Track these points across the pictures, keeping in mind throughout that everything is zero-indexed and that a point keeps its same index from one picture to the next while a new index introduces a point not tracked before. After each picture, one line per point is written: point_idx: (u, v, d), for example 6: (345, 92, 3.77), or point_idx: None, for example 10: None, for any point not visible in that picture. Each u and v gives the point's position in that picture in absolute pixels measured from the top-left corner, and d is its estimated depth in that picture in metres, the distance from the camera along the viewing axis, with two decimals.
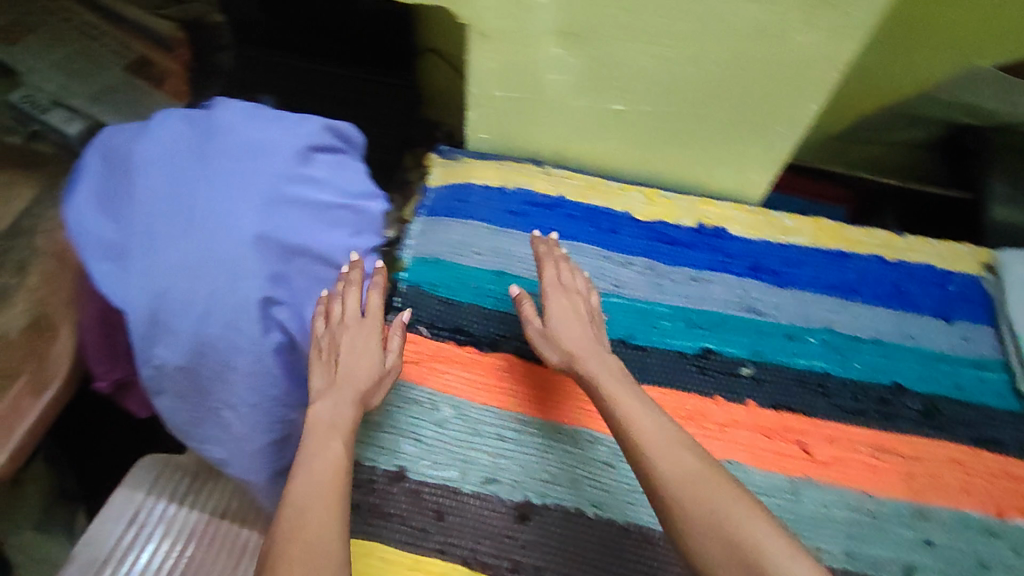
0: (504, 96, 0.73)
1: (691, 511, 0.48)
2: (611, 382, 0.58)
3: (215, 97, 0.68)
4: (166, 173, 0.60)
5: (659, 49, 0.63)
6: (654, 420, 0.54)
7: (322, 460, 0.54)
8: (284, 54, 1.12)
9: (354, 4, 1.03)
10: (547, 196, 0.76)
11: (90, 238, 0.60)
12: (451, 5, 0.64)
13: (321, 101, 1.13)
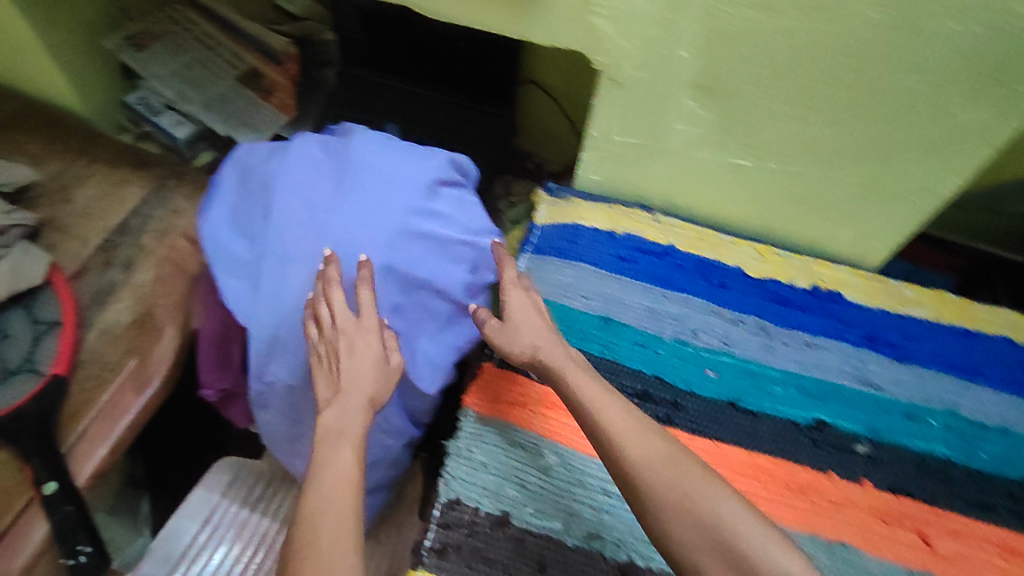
0: (624, 141, 0.73)
1: (660, 494, 0.51)
2: (601, 391, 0.57)
3: (350, 123, 0.70)
4: (299, 200, 0.62)
5: (800, 111, 0.63)
6: (667, 451, 0.53)
7: (328, 474, 0.50)
8: (388, 76, 1.11)
9: (462, 34, 1.01)
10: (657, 244, 0.75)
11: (225, 253, 0.63)
12: (588, 52, 0.64)
13: (423, 126, 1.10)
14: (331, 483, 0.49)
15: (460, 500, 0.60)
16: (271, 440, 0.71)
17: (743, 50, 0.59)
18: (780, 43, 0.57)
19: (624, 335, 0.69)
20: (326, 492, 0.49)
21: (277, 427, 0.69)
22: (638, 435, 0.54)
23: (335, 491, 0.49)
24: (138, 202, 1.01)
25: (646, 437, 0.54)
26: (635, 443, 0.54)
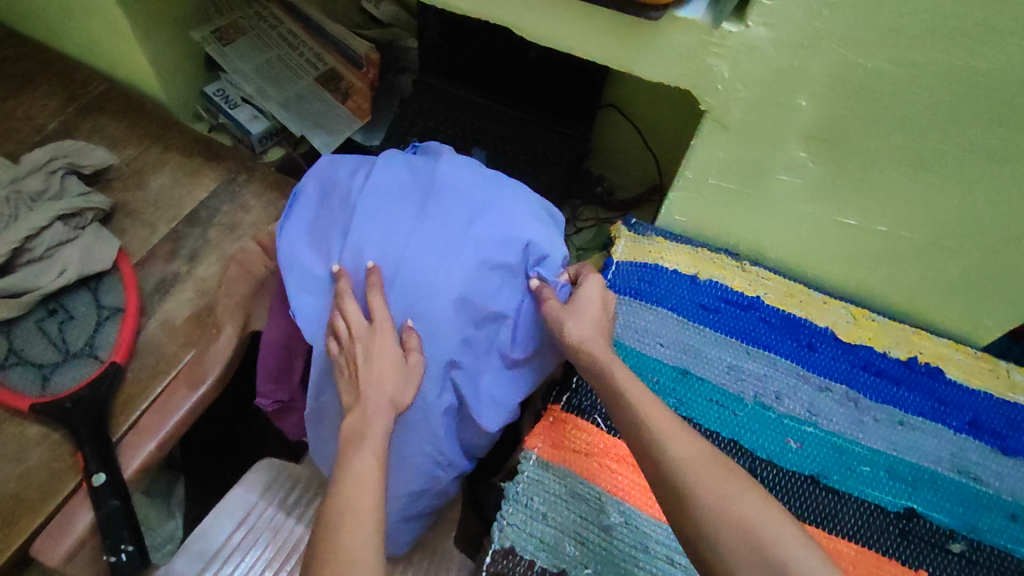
0: (718, 185, 0.69)
1: (702, 493, 0.47)
2: (631, 393, 0.54)
3: (436, 145, 0.68)
4: (376, 220, 0.60)
5: (925, 174, 0.58)
6: (704, 453, 0.50)
7: (350, 475, 0.49)
8: (465, 90, 1.09)
9: (543, 52, 0.98)
10: (743, 294, 0.71)
11: (297, 267, 0.62)
12: (696, 91, 0.61)
13: (500, 143, 1.07)
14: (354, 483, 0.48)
15: (514, 550, 0.56)
16: (319, 456, 0.69)
17: (870, 103, 0.56)
18: (916, 101, 0.54)
19: (701, 392, 0.65)
20: (350, 492, 0.48)
21: (326, 445, 0.66)
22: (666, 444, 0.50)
23: (358, 492, 0.48)
24: (208, 194, 1.01)
25: (674, 439, 0.50)
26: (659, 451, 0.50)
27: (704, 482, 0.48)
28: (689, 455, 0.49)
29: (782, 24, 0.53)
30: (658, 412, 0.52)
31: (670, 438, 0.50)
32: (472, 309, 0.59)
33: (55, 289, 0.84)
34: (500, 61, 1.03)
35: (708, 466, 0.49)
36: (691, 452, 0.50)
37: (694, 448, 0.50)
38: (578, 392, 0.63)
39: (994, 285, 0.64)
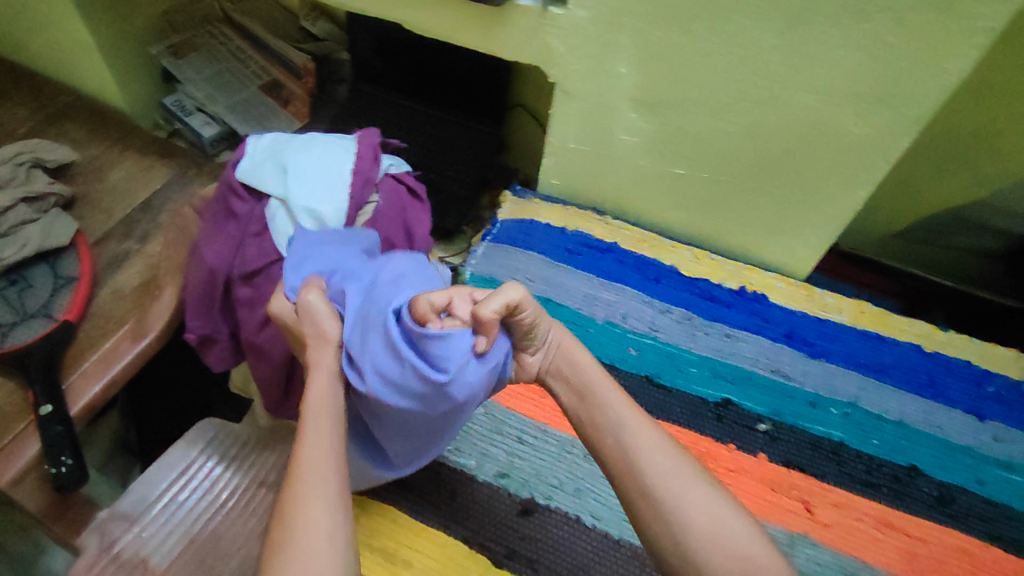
0: (576, 148, 0.83)
1: (680, 503, 0.47)
2: (614, 406, 0.52)
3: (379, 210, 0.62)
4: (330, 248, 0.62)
5: (722, 124, 0.72)
6: (677, 459, 0.49)
7: (304, 454, 0.47)
8: (395, 95, 1.23)
9: (459, 52, 1.13)
10: (602, 240, 0.84)
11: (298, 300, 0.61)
12: (543, 66, 0.76)
13: (422, 139, 1.20)
14: (305, 456, 0.46)
15: None
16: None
17: (670, 66, 0.70)
18: (697, 61, 0.68)
19: (560, 315, 0.77)
20: (302, 470, 0.45)
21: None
22: (643, 462, 0.49)
23: (313, 467, 0.46)
24: (162, 185, 1.15)
25: (645, 452, 0.49)
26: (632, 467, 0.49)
27: (682, 497, 0.47)
28: (664, 463, 0.49)
29: (593, 5, 0.68)
30: (640, 422, 0.51)
31: (651, 459, 0.49)
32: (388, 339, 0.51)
33: (15, 262, 0.94)
34: (422, 65, 1.18)
35: (680, 479, 0.48)
36: (666, 469, 0.48)
37: (674, 467, 0.48)
38: None
39: (798, 220, 0.77)
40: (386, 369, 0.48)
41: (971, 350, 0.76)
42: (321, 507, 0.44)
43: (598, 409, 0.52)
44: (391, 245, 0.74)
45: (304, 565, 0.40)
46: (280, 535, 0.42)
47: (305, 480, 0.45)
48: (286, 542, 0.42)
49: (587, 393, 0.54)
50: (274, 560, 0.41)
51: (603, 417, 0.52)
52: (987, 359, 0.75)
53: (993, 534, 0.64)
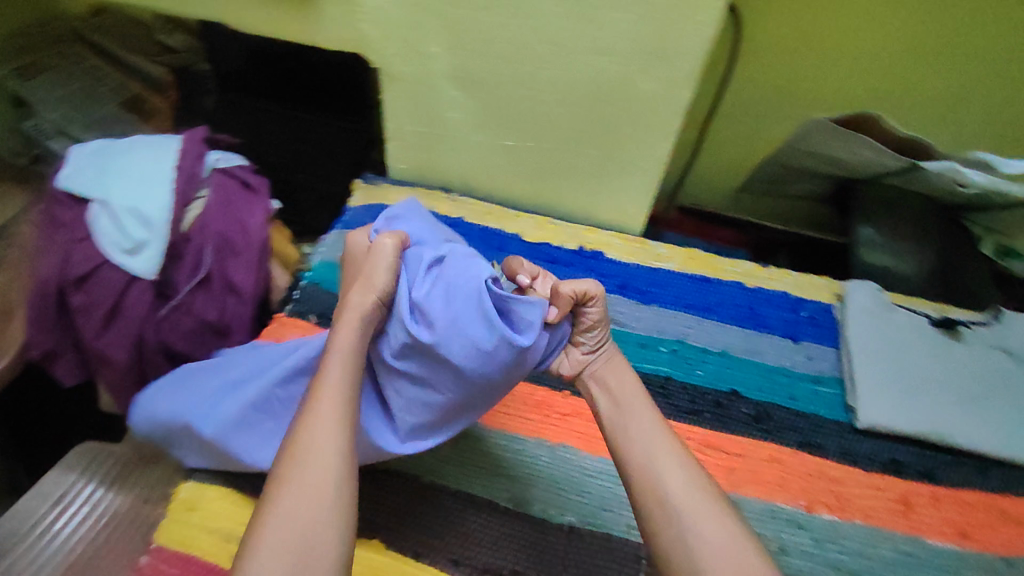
0: (413, 131, 0.86)
1: (692, 520, 0.50)
2: (644, 429, 0.56)
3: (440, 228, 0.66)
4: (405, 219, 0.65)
5: (532, 92, 0.76)
6: (701, 486, 0.52)
7: (320, 395, 0.49)
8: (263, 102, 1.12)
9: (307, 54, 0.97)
10: (448, 216, 0.87)
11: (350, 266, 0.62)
12: (364, 52, 0.79)
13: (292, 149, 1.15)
14: (324, 397, 0.49)
15: None
16: (155, 416, 0.64)
17: (475, 42, 0.73)
18: (497, 34, 0.72)
19: None
20: (321, 407, 0.49)
21: (197, 415, 0.61)
22: (671, 487, 0.52)
23: (325, 408, 0.49)
24: (15, 213, 1.10)
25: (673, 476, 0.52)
26: (658, 486, 0.52)
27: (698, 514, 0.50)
28: (686, 486, 0.52)
29: None
30: (673, 450, 0.54)
31: (674, 477, 0.52)
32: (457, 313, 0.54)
33: None
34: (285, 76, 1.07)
35: (703, 501, 0.51)
36: (691, 491, 0.51)
37: (696, 489, 0.51)
38: (300, 301, 0.78)
39: (620, 177, 0.82)
40: (470, 333, 0.52)
41: (815, 289, 0.82)
42: (332, 447, 0.47)
43: (637, 428, 0.56)
44: (225, 238, 0.75)
45: (309, 496, 0.44)
46: (291, 463, 0.46)
47: (317, 419, 0.48)
48: (295, 469, 0.45)
49: (627, 404, 0.58)
50: (283, 483, 0.45)
51: (636, 432, 0.56)
52: (812, 291, 0.82)
53: (816, 445, 0.69)
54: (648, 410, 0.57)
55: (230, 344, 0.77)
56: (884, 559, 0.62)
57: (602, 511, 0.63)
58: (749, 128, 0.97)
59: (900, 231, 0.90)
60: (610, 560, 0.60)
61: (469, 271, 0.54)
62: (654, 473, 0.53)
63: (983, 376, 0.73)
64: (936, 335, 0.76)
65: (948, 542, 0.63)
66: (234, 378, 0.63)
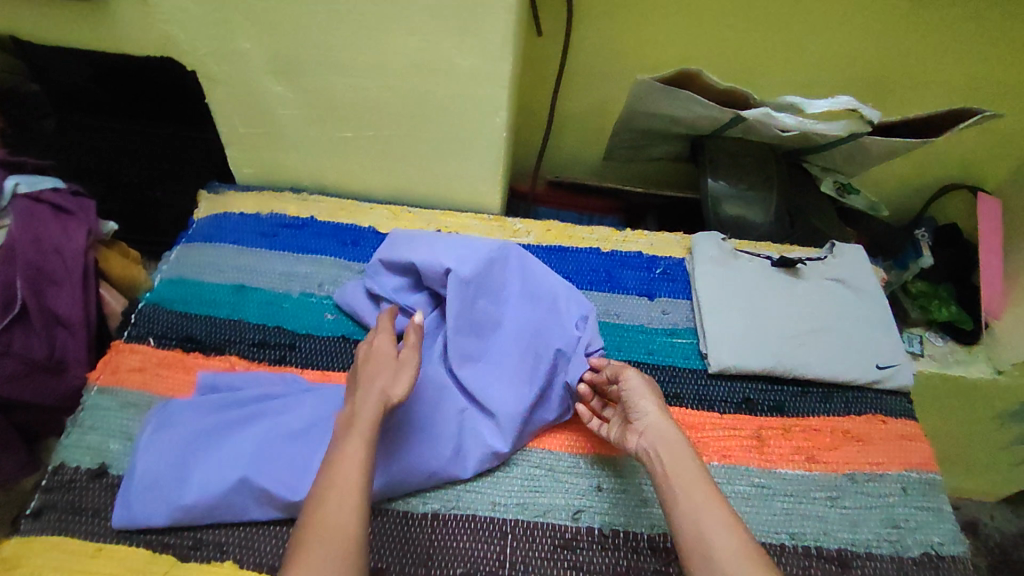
0: (248, 133, 0.82)
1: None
2: (688, 484, 0.54)
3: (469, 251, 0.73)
4: (401, 273, 0.74)
5: (358, 80, 0.74)
6: (739, 540, 0.49)
7: (339, 464, 0.52)
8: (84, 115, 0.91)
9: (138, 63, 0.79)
10: (297, 217, 0.84)
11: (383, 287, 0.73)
12: (174, 55, 0.74)
13: (136, 169, 0.98)
14: (352, 446, 0.53)
15: (63, 464, 0.63)
16: (183, 497, 0.58)
17: (286, 34, 0.70)
18: (305, 23, 0.69)
19: (255, 298, 0.76)
20: (342, 464, 0.52)
21: (261, 476, 0.59)
22: (714, 547, 0.49)
23: (350, 478, 0.50)
24: None
25: (715, 529, 0.50)
26: (700, 544, 0.50)
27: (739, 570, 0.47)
28: (733, 545, 0.49)
29: None
30: (710, 502, 0.52)
31: (719, 537, 0.50)
32: (512, 335, 0.70)
33: None
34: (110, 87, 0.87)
35: (746, 558, 0.48)
36: (733, 548, 0.49)
37: (738, 544, 0.49)
38: (137, 325, 0.73)
39: (465, 157, 0.81)
40: (552, 322, 0.71)
41: (669, 246, 0.84)
42: (355, 512, 0.49)
43: (673, 473, 0.55)
44: (38, 268, 0.69)
45: (335, 553, 0.46)
46: (317, 526, 0.48)
47: (337, 487, 0.50)
48: (320, 533, 0.47)
49: (676, 462, 0.56)
50: (312, 538, 0.47)
51: (681, 497, 0.53)
52: (666, 248, 0.84)
53: (673, 395, 0.71)
54: (692, 463, 0.55)
55: (67, 382, 0.72)
56: (739, 494, 0.64)
57: (465, 493, 0.63)
58: (601, 96, 0.98)
59: (748, 180, 0.93)
60: (476, 542, 0.60)
61: (545, 276, 0.74)
62: (697, 533, 0.50)
63: (822, 307, 0.77)
64: (779, 276, 0.80)
65: (798, 468, 0.66)
66: (230, 422, 0.63)
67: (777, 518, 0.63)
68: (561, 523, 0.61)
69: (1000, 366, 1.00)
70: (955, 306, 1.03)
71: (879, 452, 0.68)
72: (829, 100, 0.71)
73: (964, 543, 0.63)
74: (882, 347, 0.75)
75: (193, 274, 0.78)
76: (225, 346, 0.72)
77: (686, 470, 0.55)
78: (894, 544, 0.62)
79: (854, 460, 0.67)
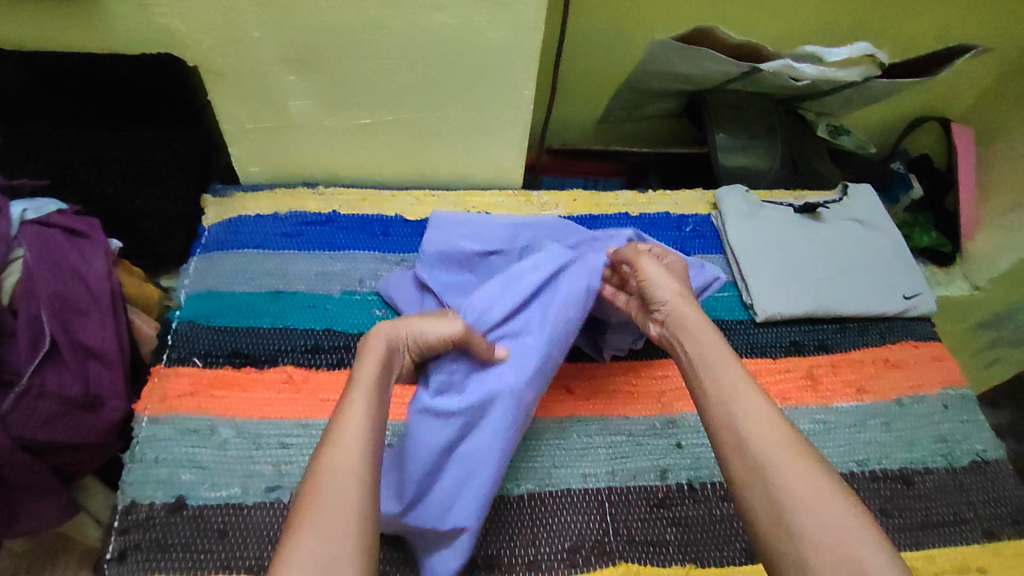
0: (257, 128, 0.77)
1: (772, 465, 0.47)
2: (715, 372, 0.54)
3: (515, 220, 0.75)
4: (451, 267, 0.73)
5: (378, 62, 0.70)
6: (777, 423, 0.49)
7: (344, 411, 0.48)
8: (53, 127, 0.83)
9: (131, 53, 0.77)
10: (319, 213, 0.80)
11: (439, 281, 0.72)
12: (173, 49, 0.68)
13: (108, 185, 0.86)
14: (357, 393, 0.49)
15: (135, 502, 0.59)
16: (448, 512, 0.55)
17: (301, 20, 0.65)
18: (324, 7, 0.64)
19: (295, 303, 0.73)
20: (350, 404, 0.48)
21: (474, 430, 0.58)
22: (752, 432, 0.49)
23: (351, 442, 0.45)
24: None
25: (754, 417, 0.50)
26: (732, 425, 0.50)
27: (778, 457, 0.47)
28: (772, 437, 0.48)
29: None
30: (748, 389, 0.52)
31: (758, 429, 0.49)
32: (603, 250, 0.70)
33: None
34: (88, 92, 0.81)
35: (780, 445, 0.48)
36: (766, 422, 0.49)
37: (771, 418, 0.50)
38: (176, 346, 0.69)
39: (489, 131, 0.79)
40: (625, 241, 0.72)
41: (692, 203, 0.87)
42: (363, 451, 0.45)
43: (709, 364, 0.55)
44: (64, 299, 0.65)
45: (340, 495, 0.42)
46: (317, 487, 0.43)
47: (338, 453, 0.44)
48: (323, 493, 0.42)
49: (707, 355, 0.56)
50: (308, 493, 0.43)
51: (714, 388, 0.53)
52: (690, 206, 0.86)
53: (728, 346, 0.74)
54: (720, 351, 0.55)
55: (105, 417, 0.67)
56: (807, 431, 0.68)
57: (555, 469, 0.64)
58: (601, 60, 0.96)
59: (751, 132, 0.96)
60: (575, 514, 0.61)
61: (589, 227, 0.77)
62: (732, 419, 0.50)
63: (848, 245, 0.82)
64: (803, 221, 0.83)
65: (851, 399, 0.71)
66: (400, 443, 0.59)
67: (842, 448, 0.68)
68: (651, 484, 0.64)
69: (976, 283, 1.07)
70: (934, 232, 1.10)
71: (919, 374, 0.74)
72: (849, 48, 0.75)
73: (1002, 447, 0.70)
74: (904, 277, 0.80)
75: (223, 285, 0.74)
76: (278, 357, 0.69)
77: (717, 358, 0.55)
78: (947, 457, 0.68)
79: (899, 385, 0.73)
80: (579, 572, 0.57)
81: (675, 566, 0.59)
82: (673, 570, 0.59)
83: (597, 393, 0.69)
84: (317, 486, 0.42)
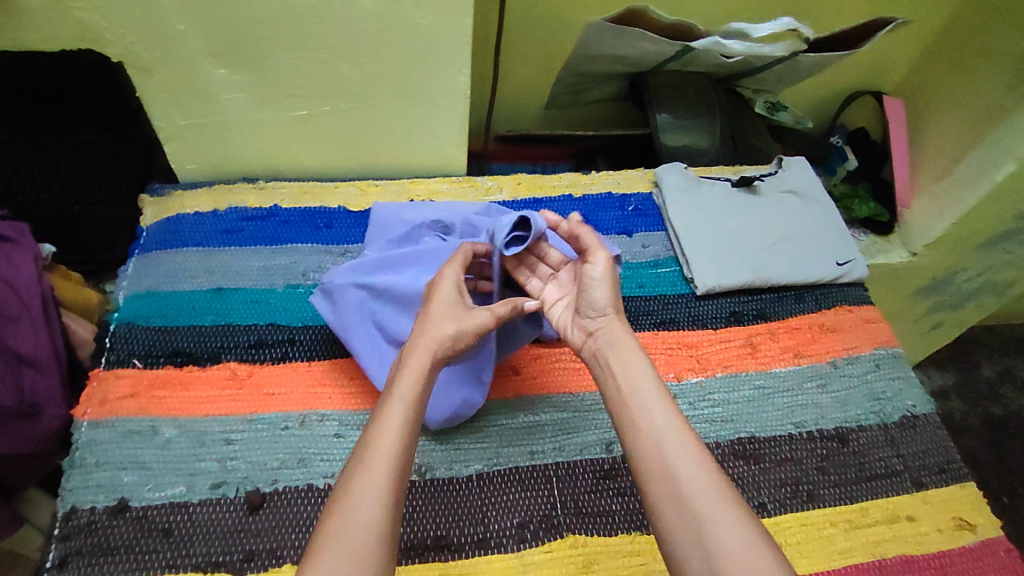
0: (190, 124, 0.76)
1: (704, 515, 0.49)
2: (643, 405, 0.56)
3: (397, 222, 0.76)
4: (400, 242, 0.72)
5: (308, 52, 0.69)
6: (708, 471, 0.51)
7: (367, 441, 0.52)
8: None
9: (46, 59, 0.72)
10: (260, 208, 0.80)
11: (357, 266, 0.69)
12: (96, 45, 0.66)
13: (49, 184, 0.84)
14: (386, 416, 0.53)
15: (75, 508, 0.58)
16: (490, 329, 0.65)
17: (222, 10, 0.64)
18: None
19: (237, 299, 0.72)
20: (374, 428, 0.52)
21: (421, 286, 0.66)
22: (684, 477, 0.51)
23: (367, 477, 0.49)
24: None
25: (687, 466, 0.52)
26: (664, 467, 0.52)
27: (718, 509, 0.49)
28: (706, 482, 0.51)
29: None
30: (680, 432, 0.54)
31: (690, 470, 0.51)
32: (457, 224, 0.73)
33: None
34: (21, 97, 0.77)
35: (717, 494, 0.50)
36: (695, 467, 0.52)
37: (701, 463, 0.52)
38: (115, 349, 0.67)
39: (429, 117, 0.79)
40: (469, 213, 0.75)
41: (633, 182, 0.88)
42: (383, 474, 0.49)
43: (630, 393, 0.57)
44: None
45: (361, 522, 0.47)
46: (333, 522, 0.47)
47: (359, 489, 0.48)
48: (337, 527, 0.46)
49: (641, 392, 0.57)
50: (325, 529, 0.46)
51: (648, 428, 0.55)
52: (632, 185, 0.88)
53: (670, 321, 0.75)
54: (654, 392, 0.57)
55: (42, 425, 0.66)
56: (747, 397, 0.70)
57: (504, 449, 0.65)
58: (542, 44, 0.97)
59: (690, 110, 0.98)
60: (523, 492, 0.62)
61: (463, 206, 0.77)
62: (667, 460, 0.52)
63: (784, 218, 0.84)
64: (741, 195, 0.86)
65: (789, 364, 0.73)
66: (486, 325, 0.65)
67: (780, 412, 0.70)
68: (598, 457, 0.65)
69: (913, 249, 1.08)
70: (872, 202, 1.12)
71: (853, 338, 0.77)
72: (773, 23, 0.77)
73: (931, 403, 0.73)
74: (838, 245, 0.83)
75: (161, 285, 0.72)
76: (220, 354, 0.68)
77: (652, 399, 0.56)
78: (879, 414, 0.71)
79: (833, 348, 0.76)
80: (528, 547, 0.59)
81: (621, 535, 0.60)
82: (619, 539, 0.60)
83: (540, 371, 0.70)
84: (332, 534, 0.46)
